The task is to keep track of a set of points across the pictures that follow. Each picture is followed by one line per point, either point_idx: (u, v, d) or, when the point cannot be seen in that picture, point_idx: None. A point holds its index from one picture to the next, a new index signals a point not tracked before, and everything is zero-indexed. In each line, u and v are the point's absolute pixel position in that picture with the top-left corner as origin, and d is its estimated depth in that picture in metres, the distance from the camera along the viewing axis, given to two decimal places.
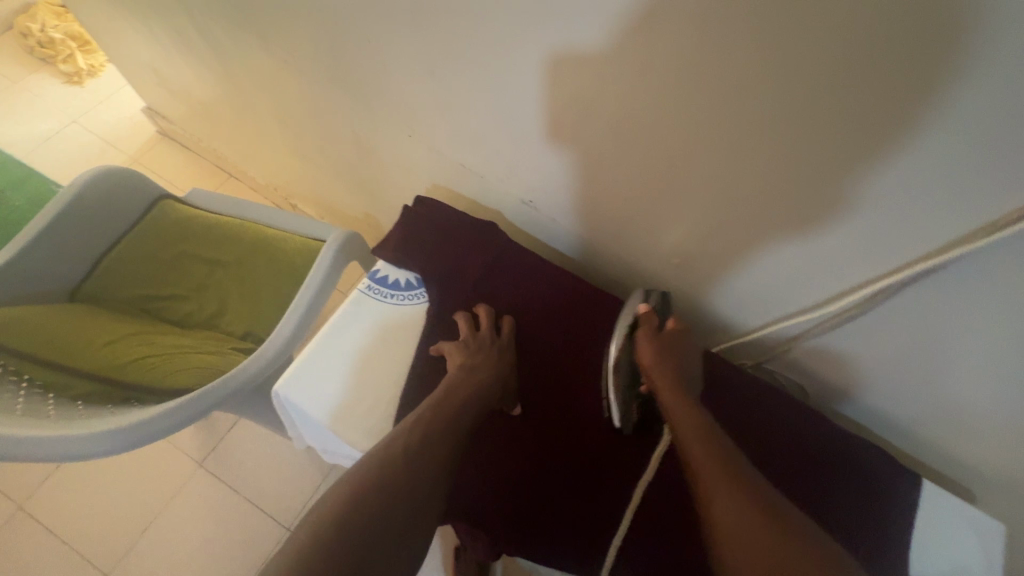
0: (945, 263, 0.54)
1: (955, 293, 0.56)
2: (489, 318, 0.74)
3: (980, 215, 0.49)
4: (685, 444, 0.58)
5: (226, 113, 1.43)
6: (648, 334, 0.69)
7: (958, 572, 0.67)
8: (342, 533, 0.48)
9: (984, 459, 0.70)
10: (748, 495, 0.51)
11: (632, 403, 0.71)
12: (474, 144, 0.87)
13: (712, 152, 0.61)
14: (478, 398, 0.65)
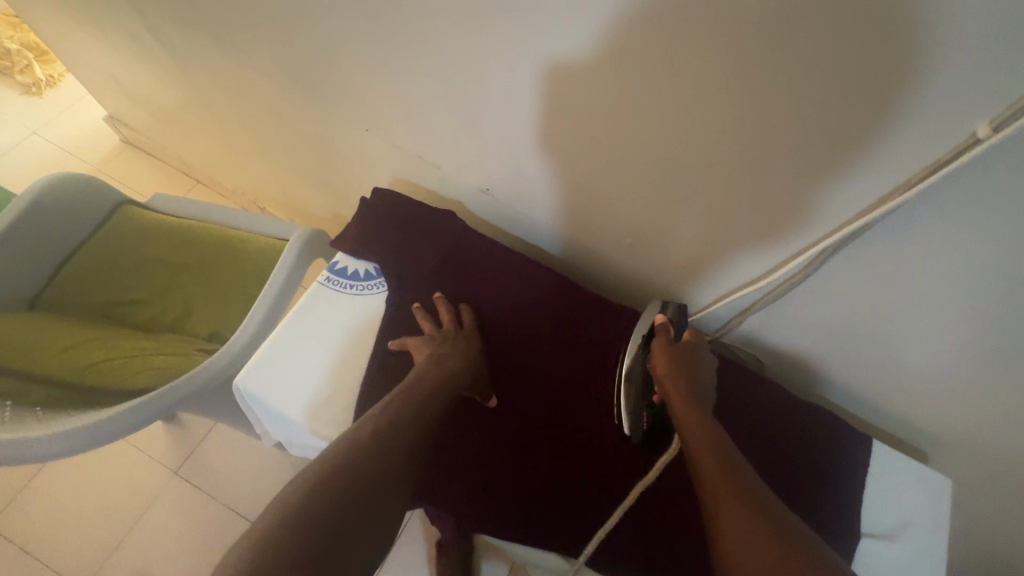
0: (871, 224, 0.55)
1: (909, 263, 0.57)
2: (450, 310, 0.75)
3: (893, 176, 0.51)
4: (694, 452, 0.57)
5: (187, 118, 1.41)
6: (663, 343, 0.69)
7: (908, 527, 0.70)
8: (305, 512, 0.48)
9: (929, 418, 0.73)
10: (751, 502, 0.49)
11: (643, 411, 0.70)
12: (429, 136, 0.88)
13: (655, 134, 0.62)
14: (446, 384, 0.66)
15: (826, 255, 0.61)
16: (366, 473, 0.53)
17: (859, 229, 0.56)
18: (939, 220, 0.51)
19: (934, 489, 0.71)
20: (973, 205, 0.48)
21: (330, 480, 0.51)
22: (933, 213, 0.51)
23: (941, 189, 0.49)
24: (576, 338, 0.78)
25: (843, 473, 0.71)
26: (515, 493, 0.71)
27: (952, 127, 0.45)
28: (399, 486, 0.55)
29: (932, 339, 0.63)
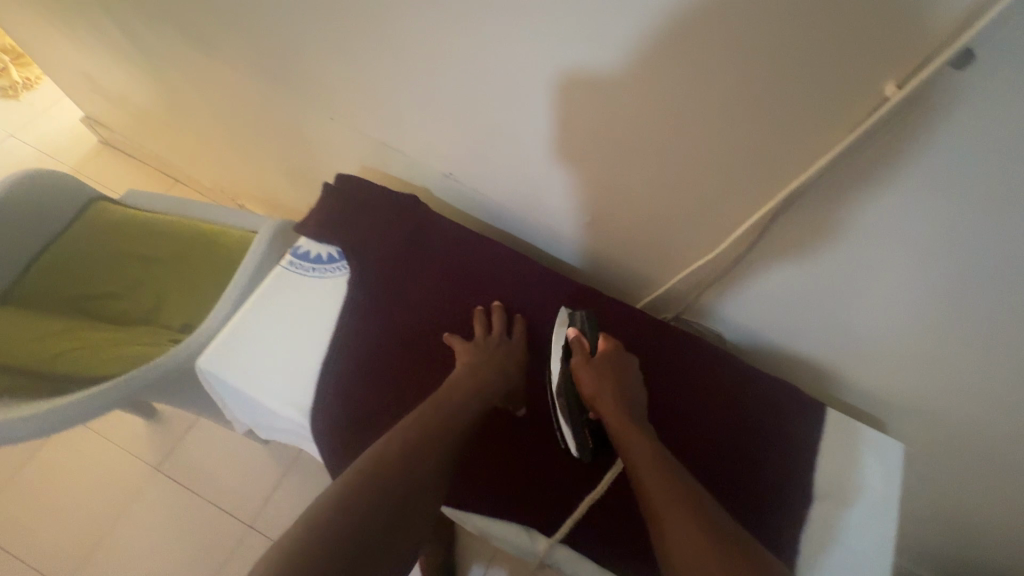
0: (804, 189, 0.57)
1: (842, 231, 0.59)
2: (502, 319, 0.76)
3: (817, 140, 0.53)
4: (637, 475, 0.58)
5: (161, 115, 1.42)
6: (581, 362, 0.70)
7: (860, 489, 0.71)
8: (336, 519, 0.50)
9: (878, 387, 0.75)
10: (697, 522, 0.51)
11: (583, 427, 0.71)
12: (393, 121, 0.89)
13: (606, 110, 0.64)
14: (480, 395, 0.67)
15: (767, 225, 0.64)
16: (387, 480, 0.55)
17: (792, 196, 0.59)
18: (861, 183, 0.53)
19: (887, 452, 0.73)
20: (884, 164, 0.50)
21: (352, 488, 0.53)
22: (857, 174, 0.53)
23: (858, 149, 0.51)
24: (543, 318, 0.80)
25: (800, 442, 0.74)
26: (492, 471, 0.73)
27: (863, 86, 0.47)
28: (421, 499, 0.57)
29: (868, 305, 0.65)
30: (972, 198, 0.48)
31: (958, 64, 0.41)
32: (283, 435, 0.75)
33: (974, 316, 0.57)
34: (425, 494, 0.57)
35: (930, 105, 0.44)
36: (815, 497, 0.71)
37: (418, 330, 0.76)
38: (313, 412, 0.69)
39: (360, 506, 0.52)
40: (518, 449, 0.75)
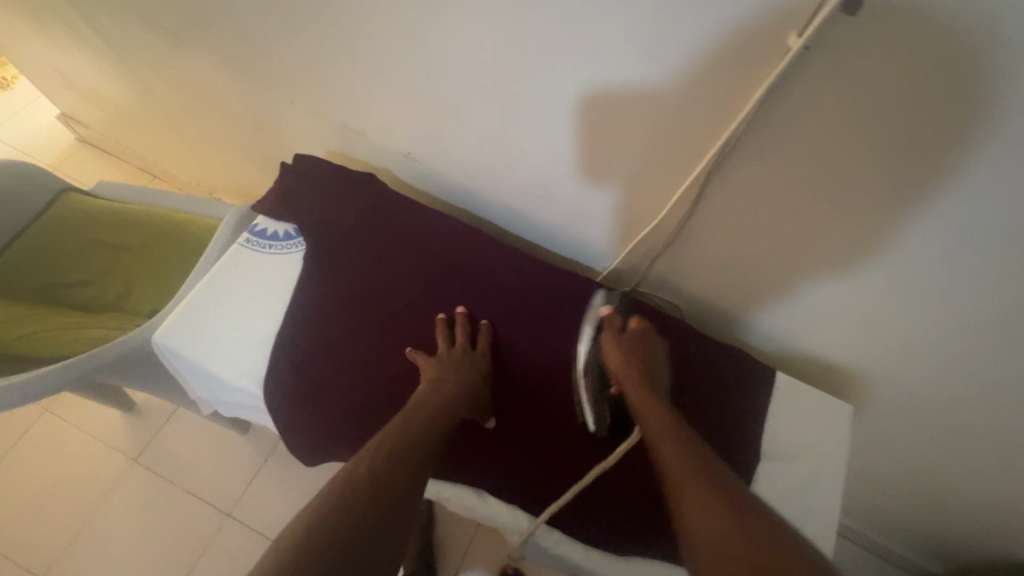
0: (734, 141, 0.61)
1: (768, 182, 0.64)
2: (465, 329, 0.76)
3: (736, 94, 0.57)
4: (657, 447, 0.60)
5: (132, 110, 1.42)
6: (612, 338, 0.72)
7: (814, 447, 0.73)
8: (324, 528, 0.50)
9: (819, 341, 0.81)
10: (712, 490, 0.52)
11: (603, 403, 0.74)
12: (353, 101, 0.92)
13: (551, 77, 0.68)
14: (444, 408, 0.67)
15: (703, 183, 0.68)
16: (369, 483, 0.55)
17: (721, 152, 0.63)
18: (779, 136, 0.58)
19: (838, 413, 0.75)
20: (795, 116, 0.55)
21: (343, 495, 0.54)
22: (774, 127, 0.58)
23: (773, 101, 0.55)
24: (501, 297, 0.81)
25: (754, 400, 0.75)
26: (471, 450, 0.76)
27: (770, 37, 0.51)
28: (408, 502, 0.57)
29: (805, 255, 0.70)
30: (870, 138, 0.53)
31: (847, 10, 0.44)
32: (242, 411, 0.77)
33: (889, 256, 0.62)
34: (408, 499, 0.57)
35: (828, 52, 0.49)
36: (764, 454, 0.73)
37: (372, 311, 0.77)
38: (265, 383, 0.72)
39: (355, 502, 0.53)
40: (469, 431, 0.77)
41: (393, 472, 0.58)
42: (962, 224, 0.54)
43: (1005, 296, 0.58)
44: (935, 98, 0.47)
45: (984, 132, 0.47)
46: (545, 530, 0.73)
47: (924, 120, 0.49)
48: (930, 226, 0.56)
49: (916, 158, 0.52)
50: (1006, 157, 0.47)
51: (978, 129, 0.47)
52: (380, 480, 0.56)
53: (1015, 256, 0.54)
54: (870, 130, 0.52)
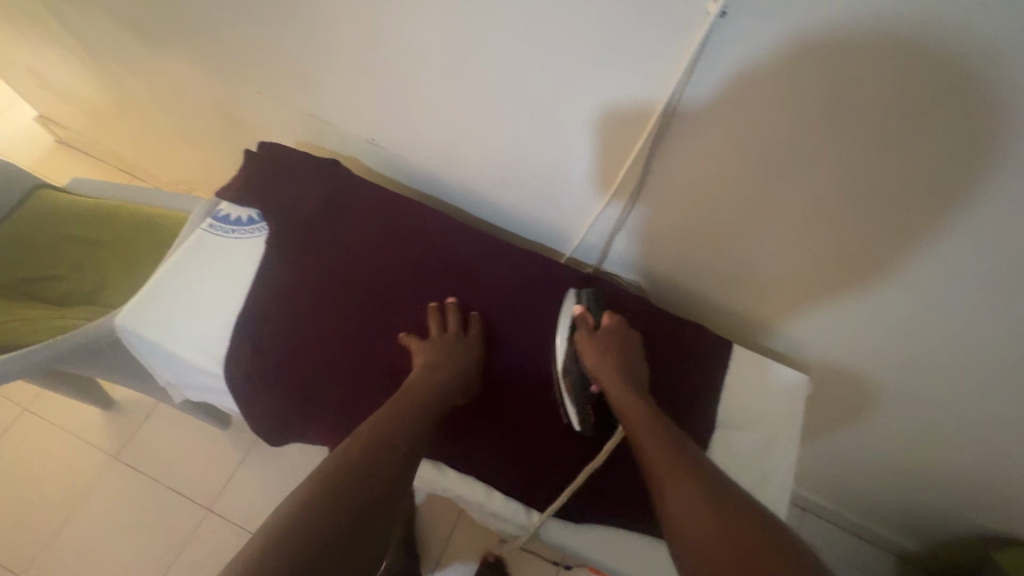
0: (668, 112, 0.64)
1: (704, 153, 0.67)
2: (458, 317, 0.76)
3: (667, 65, 0.60)
4: (638, 439, 0.63)
5: (106, 109, 1.43)
6: (587, 338, 0.72)
7: (765, 414, 0.77)
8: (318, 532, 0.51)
9: (771, 312, 0.85)
10: (701, 491, 0.55)
11: (586, 403, 0.73)
12: (315, 90, 0.94)
13: (499, 56, 0.70)
14: (435, 397, 0.68)
15: (649, 157, 0.71)
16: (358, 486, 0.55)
17: (662, 123, 0.66)
18: (711, 106, 0.61)
19: (791, 384, 0.79)
20: (722, 87, 0.58)
21: (333, 497, 0.54)
22: (707, 97, 0.60)
23: (701, 71, 0.58)
24: (462, 276, 0.81)
25: (708, 367, 0.79)
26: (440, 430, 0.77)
27: (690, 7, 0.53)
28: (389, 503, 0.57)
29: (751, 224, 0.72)
30: (785, 107, 0.57)
31: None
32: (208, 395, 0.79)
33: (825, 220, 0.66)
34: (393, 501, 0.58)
35: (742, 19, 0.51)
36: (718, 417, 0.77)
37: (331, 296, 0.78)
38: (226, 363, 0.73)
39: (351, 507, 0.54)
40: (462, 415, 0.78)
41: (382, 460, 0.59)
42: (877, 175, 0.58)
43: (923, 251, 0.62)
44: (843, 57, 0.50)
45: (887, 87, 0.50)
46: (506, 500, 0.75)
47: (830, 86, 0.52)
48: (855, 181, 0.60)
49: (827, 123, 0.56)
50: (899, 119, 0.52)
51: (874, 92, 0.51)
52: (371, 467, 0.57)
53: (920, 211, 0.58)
54: (784, 103, 0.56)
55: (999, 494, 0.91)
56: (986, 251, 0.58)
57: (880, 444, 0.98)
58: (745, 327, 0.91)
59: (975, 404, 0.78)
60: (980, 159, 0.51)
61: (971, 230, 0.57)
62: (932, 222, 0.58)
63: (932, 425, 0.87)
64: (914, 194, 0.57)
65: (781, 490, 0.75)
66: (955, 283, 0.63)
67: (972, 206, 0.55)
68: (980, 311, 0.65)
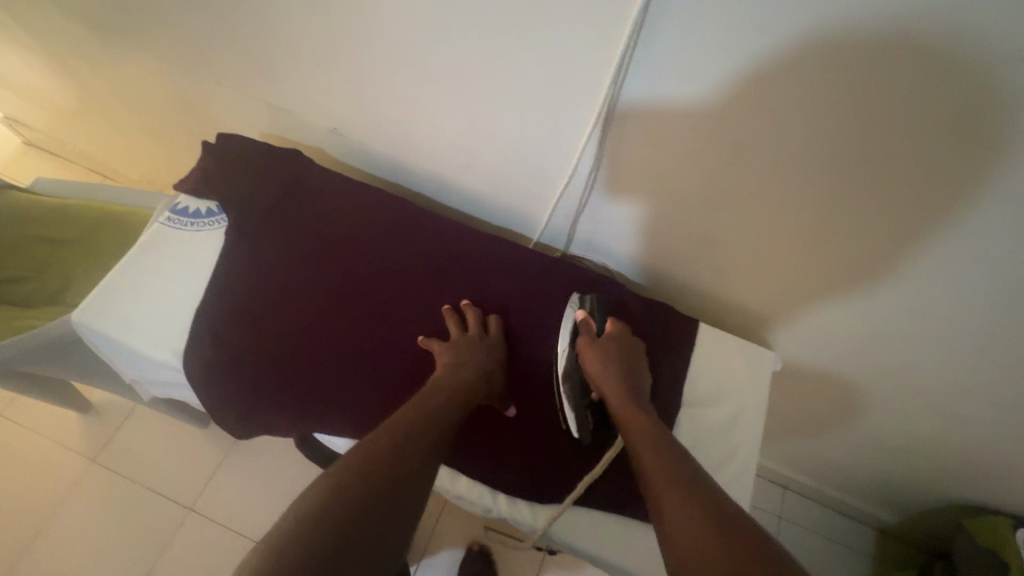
0: (618, 87, 0.64)
1: (655, 128, 0.67)
2: (477, 317, 0.75)
3: (611, 42, 0.60)
4: (636, 451, 0.58)
5: (68, 107, 1.40)
6: (589, 344, 0.70)
7: (731, 389, 0.79)
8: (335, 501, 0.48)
9: (735, 289, 0.86)
10: (694, 505, 0.50)
11: (585, 411, 0.72)
12: (272, 80, 0.93)
13: (447, 38, 0.70)
14: (463, 394, 0.65)
15: (604, 133, 0.71)
16: (396, 461, 0.53)
17: (613, 96, 0.66)
18: (660, 76, 0.61)
19: (760, 361, 0.80)
20: (665, 60, 0.59)
21: (362, 472, 0.51)
22: (652, 71, 0.61)
23: (644, 43, 0.58)
24: (429, 261, 0.80)
25: (674, 341, 0.80)
26: None
27: None
28: (420, 485, 0.54)
29: (712, 199, 0.73)
30: (729, 75, 0.57)
31: None
32: (171, 389, 0.79)
33: (777, 191, 0.67)
34: (422, 485, 0.54)
35: None
36: (685, 394, 0.78)
37: (298, 284, 0.78)
38: (186, 355, 0.73)
39: (379, 482, 0.51)
40: (483, 417, 0.76)
41: (414, 444, 0.56)
42: (824, 140, 0.58)
43: (874, 215, 0.63)
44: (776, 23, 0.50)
45: (820, 50, 0.51)
46: (470, 485, 0.75)
47: (766, 54, 0.53)
48: (801, 149, 0.60)
49: (767, 91, 0.56)
50: (838, 82, 0.52)
51: (806, 55, 0.52)
52: (405, 449, 0.55)
53: (864, 174, 0.59)
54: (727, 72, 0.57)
55: (961, 458, 0.94)
56: (928, 210, 0.59)
57: (851, 417, 0.99)
58: (712, 306, 0.92)
59: (935, 372, 0.80)
60: (916, 117, 0.51)
61: (914, 189, 0.58)
62: (877, 184, 0.59)
63: (897, 395, 0.89)
64: (858, 159, 0.58)
65: (747, 461, 0.76)
66: (906, 247, 0.64)
67: (910, 164, 0.56)
68: (932, 278, 0.66)
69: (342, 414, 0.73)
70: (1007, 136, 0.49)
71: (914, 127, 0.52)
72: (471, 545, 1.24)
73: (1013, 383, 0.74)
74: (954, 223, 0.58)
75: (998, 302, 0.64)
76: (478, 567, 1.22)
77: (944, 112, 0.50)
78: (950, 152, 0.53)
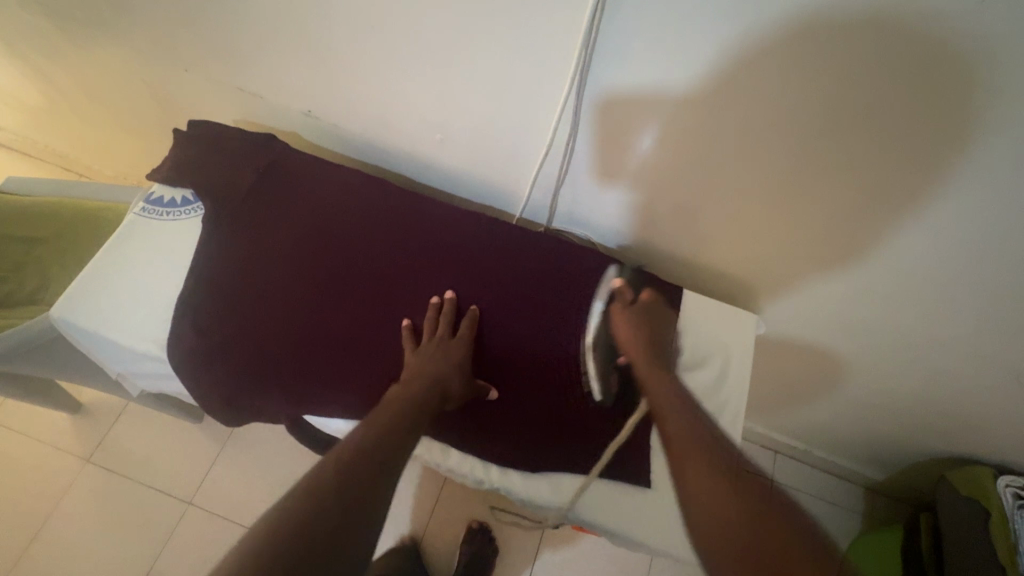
0: (590, 56, 0.64)
1: (630, 96, 0.67)
2: (449, 316, 0.74)
3: (578, 8, 0.59)
4: (666, 423, 0.68)
5: (33, 104, 1.36)
6: (624, 313, 0.76)
7: (717, 350, 0.80)
8: (294, 518, 0.47)
9: (715, 257, 0.87)
10: (719, 477, 0.60)
11: (612, 374, 0.74)
12: (240, 64, 0.90)
13: (414, 12, 0.68)
14: (416, 408, 0.65)
15: (579, 103, 0.70)
16: (346, 483, 0.52)
17: (585, 64, 0.65)
18: (629, 41, 0.60)
19: (744, 324, 0.81)
20: (634, 25, 0.58)
21: (317, 489, 0.50)
22: (623, 36, 0.60)
23: (613, 8, 0.57)
24: (410, 244, 0.80)
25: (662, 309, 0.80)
26: None
27: None
28: (377, 501, 0.52)
29: (689, 165, 0.72)
30: (698, 37, 0.56)
31: None
32: (157, 382, 0.78)
33: (755, 154, 0.67)
34: (381, 500, 0.52)
35: None
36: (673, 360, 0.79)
37: (277, 273, 0.77)
38: (168, 344, 0.73)
39: (335, 497, 0.50)
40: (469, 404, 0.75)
41: (369, 460, 0.55)
42: (795, 98, 0.58)
43: (844, 171, 0.63)
44: None
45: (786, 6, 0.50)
46: (462, 458, 0.76)
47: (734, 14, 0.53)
48: (773, 111, 0.60)
49: (739, 51, 0.56)
50: (808, 40, 0.52)
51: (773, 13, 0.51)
52: (361, 466, 0.54)
53: (840, 134, 0.59)
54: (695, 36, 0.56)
55: (942, 411, 0.96)
56: (896, 162, 0.59)
57: (838, 378, 1.01)
58: (695, 274, 0.93)
59: (911, 328, 0.81)
60: (887, 71, 0.51)
61: (881, 143, 0.58)
62: (844, 139, 0.60)
63: (878, 354, 0.90)
64: (830, 118, 0.58)
65: (732, 423, 0.77)
66: (875, 202, 0.65)
67: (875, 117, 0.56)
68: (903, 232, 0.66)
69: (331, 394, 0.73)
70: (968, 81, 0.49)
71: (887, 80, 0.52)
72: (480, 528, 1.25)
73: (987, 334, 0.75)
74: (921, 173, 0.58)
75: (966, 255, 0.65)
76: (479, 544, 1.23)
77: (908, 62, 0.50)
78: (912, 102, 0.53)
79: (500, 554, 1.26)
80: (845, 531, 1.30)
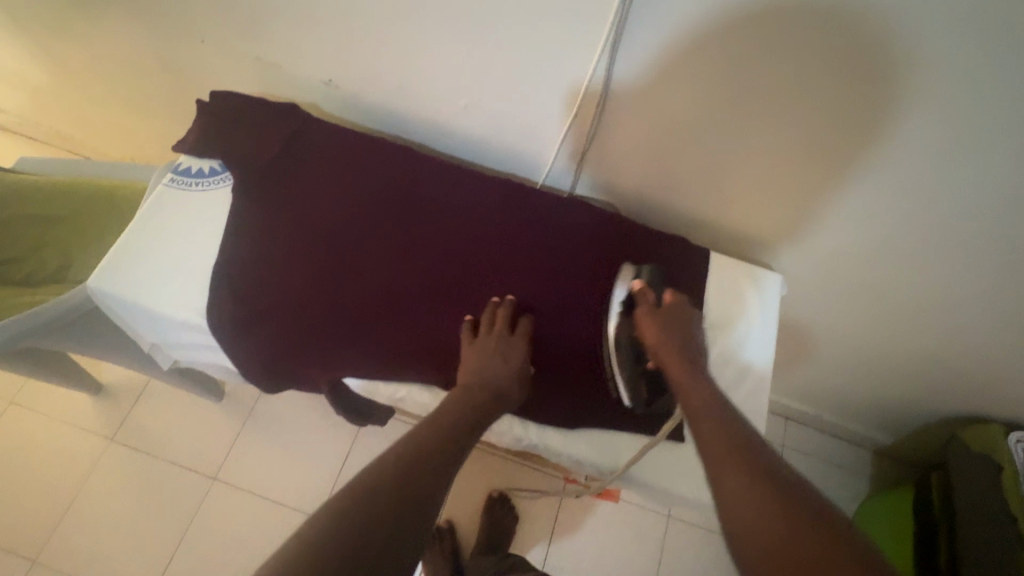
0: (625, 14, 0.63)
1: (663, 57, 0.66)
2: (507, 317, 0.72)
3: None
4: (698, 422, 0.59)
5: (40, 83, 1.34)
6: (648, 314, 0.70)
7: (742, 309, 0.81)
8: (347, 517, 0.47)
9: (740, 222, 0.87)
10: (757, 485, 0.50)
11: (637, 380, 0.72)
12: (258, 34, 0.89)
13: None
14: (476, 408, 0.64)
15: (610, 65, 0.70)
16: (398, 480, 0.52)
17: (619, 23, 0.64)
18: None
19: (767, 283, 0.83)
20: None
21: (367, 486, 0.50)
22: None
23: None
24: (442, 211, 0.80)
25: (690, 267, 0.82)
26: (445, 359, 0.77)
27: None
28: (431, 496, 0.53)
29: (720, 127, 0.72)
30: None
31: None
32: (194, 351, 0.80)
33: (789, 113, 0.66)
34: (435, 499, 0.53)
35: None
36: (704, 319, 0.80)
37: (313, 244, 0.77)
38: (208, 312, 0.73)
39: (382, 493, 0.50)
40: None
41: (429, 457, 0.56)
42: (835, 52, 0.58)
43: (878, 126, 0.63)
44: None
45: None
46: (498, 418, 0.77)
47: None
48: (811, 66, 0.60)
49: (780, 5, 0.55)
50: None
51: None
52: (417, 463, 0.55)
53: (878, 87, 0.59)
54: None
55: (958, 373, 0.97)
56: (926, 117, 0.60)
57: (853, 344, 1.02)
58: (718, 240, 0.93)
59: (934, 288, 0.82)
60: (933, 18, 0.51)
61: (920, 96, 0.58)
62: (885, 92, 0.59)
63: (896, 317, 0.91)
64: (870, 71, 0.58)
65: (759, 382, 0.78)
66: (906, 157, 0.65)
67: (916, 69, 0.56)
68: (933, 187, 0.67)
69: (370, 356, 0.74)
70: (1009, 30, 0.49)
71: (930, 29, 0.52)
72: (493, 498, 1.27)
73: (1009, 291, 0.76)
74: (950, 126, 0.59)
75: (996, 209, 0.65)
76: (498, 513, 1.26)
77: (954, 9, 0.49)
78: (952, 51, 0.53)
79: (522, 522, 1.28)
80: (853, 495, 1.34)
